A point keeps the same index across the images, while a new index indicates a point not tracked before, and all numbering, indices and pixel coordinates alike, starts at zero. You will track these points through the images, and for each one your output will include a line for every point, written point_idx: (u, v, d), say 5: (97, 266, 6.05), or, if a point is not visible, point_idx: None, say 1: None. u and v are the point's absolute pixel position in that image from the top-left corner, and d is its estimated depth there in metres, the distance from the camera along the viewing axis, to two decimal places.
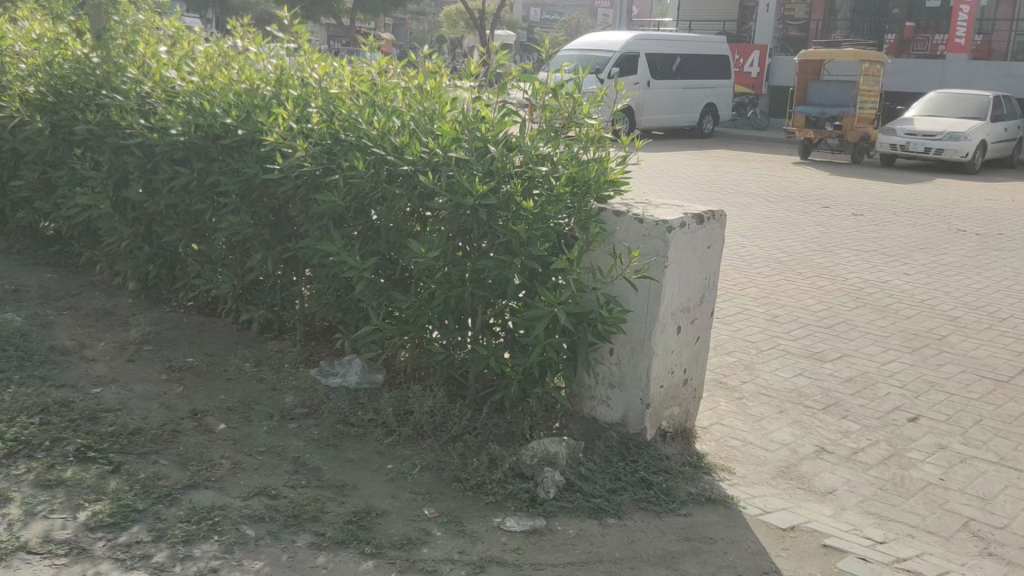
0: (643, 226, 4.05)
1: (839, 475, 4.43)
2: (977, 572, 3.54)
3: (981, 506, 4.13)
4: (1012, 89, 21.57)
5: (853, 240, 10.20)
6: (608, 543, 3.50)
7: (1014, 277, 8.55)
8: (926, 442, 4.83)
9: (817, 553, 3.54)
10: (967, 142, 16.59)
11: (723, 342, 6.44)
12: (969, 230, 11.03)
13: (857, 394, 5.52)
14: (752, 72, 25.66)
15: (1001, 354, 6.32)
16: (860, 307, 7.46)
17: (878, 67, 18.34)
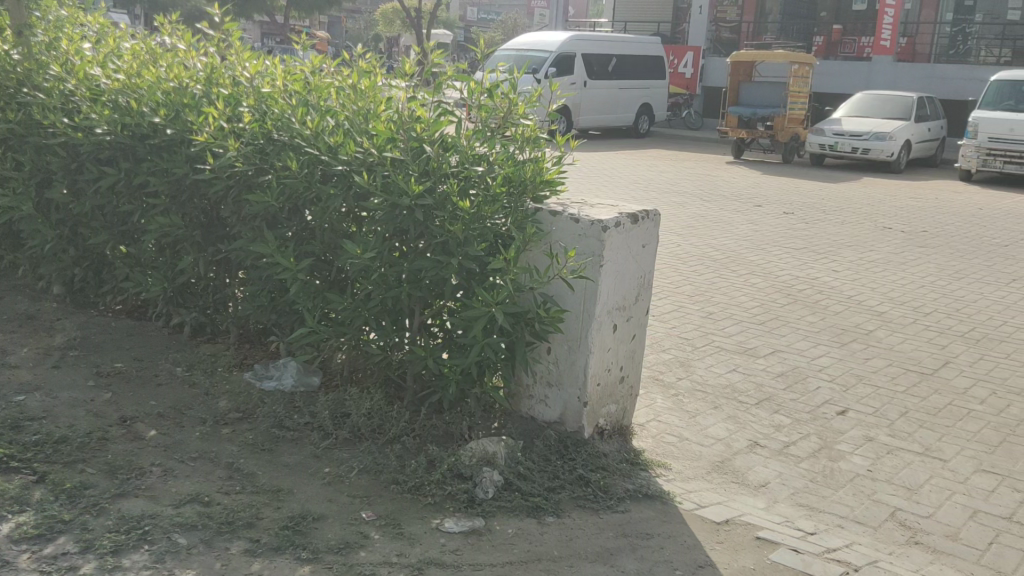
0: (579, 225, 4.08)
1: (772, 468, 4.53)
2: (903, 559, 3.66)
3: (907, 496, 4.27)
4: (934, 90, 22.31)
5: (785, 237, 10.44)
6: (547, 542, 3.52)
7: (937, 273, 8.86)
8: (854, 435, 4.98)
9: (751, 546, 3.61)
10: (892, 142, 17.11)
11: (659, 340, 6.54)
12: (894, 227, 11.39)
13: (788, 389, 5.66)
14: (686, 73, 25.96)
15: (925, 347, 6.54)
16: (791, 303, 7.64)
17: (807, 69, 18.80)
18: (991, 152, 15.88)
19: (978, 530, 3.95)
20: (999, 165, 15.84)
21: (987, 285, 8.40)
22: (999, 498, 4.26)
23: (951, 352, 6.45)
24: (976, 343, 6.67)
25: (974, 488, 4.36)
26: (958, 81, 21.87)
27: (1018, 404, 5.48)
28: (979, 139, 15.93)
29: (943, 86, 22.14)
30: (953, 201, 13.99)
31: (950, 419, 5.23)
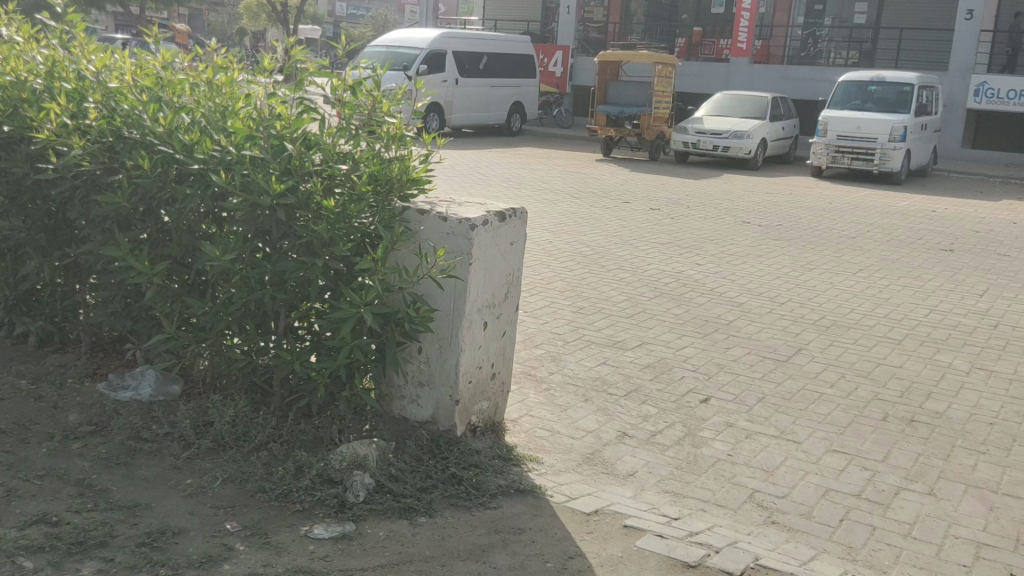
0: (447, 224, 4.08)
1: (639, 457, 4.67)
2: (761, 539, 3.84)
3: (765, 478, 4.49)
4: (787, 90, 23.47)
5: (651, 233, 10.77)
6: (419, 543, 3.50)
7: (792, 265, 9.34)
8: (716, 422, 5.19)
9: (618, 534, 3.71)
10: (750, 141, 17.94)
11: (532, 335, 6.62)
12: (752, 221, 11.94)
13: (655, 379, 5.85)
14: (556, 72, 26.23)
15: (781, 336, 6.89)
16: (657, 296, 7.89)
17: (670, 69, 19.43)
18: (839, 149, 16.88)
19: (829, 507, 4.19)
20: (847, 162, 16.87)
21: (837, 276, 8.92)
22: (848, 476, 4.53)
23: (804, 340, 6.82)
24: (828, 330, 7.07)
25: (826, 468, 4.63)
26: (809, 81, 23.08)
27: (865, 386, 5.86)
28: (829, 136, 16.91)
29: (795, 86, 23.31)
30: (805, 196, 14.80)
31: (804, 404, 5.53)
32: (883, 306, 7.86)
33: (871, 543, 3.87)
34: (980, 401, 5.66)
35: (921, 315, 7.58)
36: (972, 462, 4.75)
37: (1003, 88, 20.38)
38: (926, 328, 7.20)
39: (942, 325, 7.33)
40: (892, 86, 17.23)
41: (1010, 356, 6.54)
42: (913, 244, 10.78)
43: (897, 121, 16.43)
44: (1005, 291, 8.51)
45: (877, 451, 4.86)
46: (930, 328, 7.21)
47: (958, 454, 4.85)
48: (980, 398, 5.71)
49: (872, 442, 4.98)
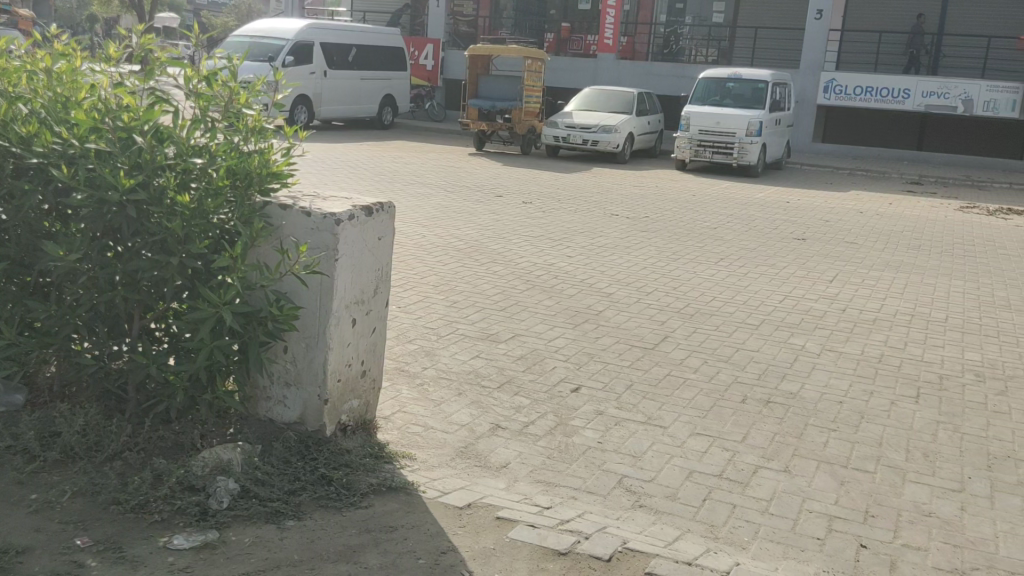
0: (310, 219, 3.99)
1: (512, 449, 4.71)
2: (629, 523, 3.95)
3: (633, 463, 4.61)
4: (652, 86, 24.20)
5: (523, 226, 10.87)
6: (286, 547, 3.41)
7: (657, 255, 9.64)
8: (586, 410, 5.29)
9: (491, 527, 3.73)
10: (617, 135, 18.39)
11: (405, 330, 6.57)
12: (620, 214, 12.24)
13: (527, 371, 5.92)
14: (427, 65, 26.12)
15: (648, 324, 7.10)
16: (529, 288, 7.97)
17: (539, 64, 19.67)
18: (701, 143, 17.54)
19: (693, 489, 4.35)
20: (708, 156, 17.55)
21: (700, 265, 9.27)
22: (710, 457, 4.72)
23: (669, 327, 7.05)
24: (691, 318, 7.34)
25: (690, 451, 4.80)
26: (672, 77, 23.89)
27: (726, 370, 6.11)
28: (692, 131, 17.56)
29: (659, 82, 24.06)
30: (671, 188, 15.31)
31: (668, 389, 5.72)
32: (742, 293, 8.21)
33: (732, 521, 4.04)
34: (831, 380, 6.01)
35: (777, 301, 7.98)
36: (823, 439, 5.03)
37: (850, 85, 21.68)
38: (782, 314, 7.58)
39: (796, 310, 7.73)
40: (748, 83, 18.03)
41: (857, 337, 6.97)
42: (770, 234, 11.33)
43: (754, 117, 17.22)
44: (852, 277, 9.06)
45: (737, 433, 5.08)
46: (786, 313, 7.60)
47: (810, 432, 5.13)
48: (831, 377, 6.06)
49: (732, 424, 5.21)
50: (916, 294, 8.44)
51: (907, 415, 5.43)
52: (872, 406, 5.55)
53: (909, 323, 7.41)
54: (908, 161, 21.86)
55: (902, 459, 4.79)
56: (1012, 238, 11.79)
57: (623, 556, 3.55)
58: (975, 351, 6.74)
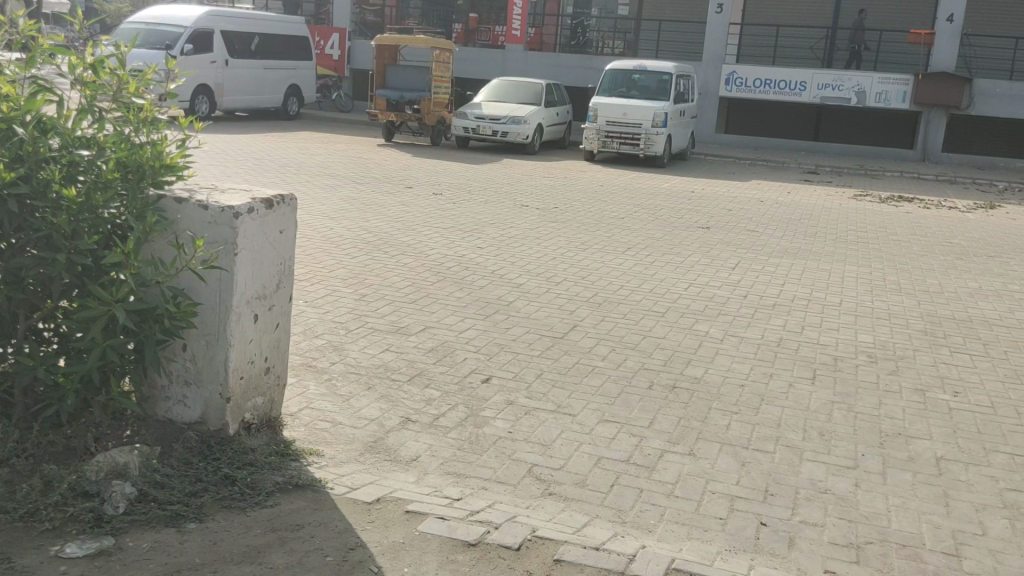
0: (207, 213, 3.88)
1: (422, 442, 4.69)
2: (539, 511, 3.99)
3: (542, 452, 4.65)
4: (560, 77, 24.41)
5: (433, 218, 10.81)
6: (188, 550, 3.32)
7: (567, 245, 9.73)
8: (497, 401, 5.31)
9: (400, 521, 3.70)
10: (526, 126, 18.45)
11: (312, 325, 6.46)
12: (530, 205, 12.30)
13: (437, 363, 5.90)
14: (333, 55, 25.74)
15: (557, 314, 7.17)
16: (440, 280, 7.94)
17: (446, 55, 19.60)
18: (609, 134, 17.80)
19: (602, 475, 4.42)
20: (616, 146, 17.82)
21: (608, 254, 9.40)
22: (618, 443, 4.80)
23: (578, 317, 7.14)
24: (600, 307, 7.44)
25: (598, 438, 4.87)
26: (579, 69, 24.10)
27: (633, 358, 6.23)
28: (599, 122, 17.79)
29: (567, 74, 24.30)
30: (579, 179, 15.50)
31: (578, 377, 5.79)
32: (649, 282, 8.37)
33: (638, 505, 4.12)
34: (733, 365, 6.19)
35: (682, 288, 8.16)
36: (726, 422, 5.18)
37: (750, 78, 22.33)
38: (686, 301, 7.76)
39: (700, 297, 7.92)
40: (654, 76, 18.34)
41: (757, 322, 7.19)
42: (675, 223, 11.57)
43: (659, 109, 17.54)
44: (753, 264, 9.35)
45: (644, 418, 5.18)
46: (690, 301, 7.78)
47: (714, 416, 5.28)
48: (734, 362, 6.25)
49: (639, 410, 5.31)
50: (814, 280, 8.76)
51: (804, 396, 5.64)
52: (772, 388, 5.75)
53: (806, 308, 7.70)
54: (805, 151, 22.58)
55: (800, 439, 4.98)
56: (901, 226, 12.34)
57: (533, 544, 3.58)
58: (867, 333, 7.05)
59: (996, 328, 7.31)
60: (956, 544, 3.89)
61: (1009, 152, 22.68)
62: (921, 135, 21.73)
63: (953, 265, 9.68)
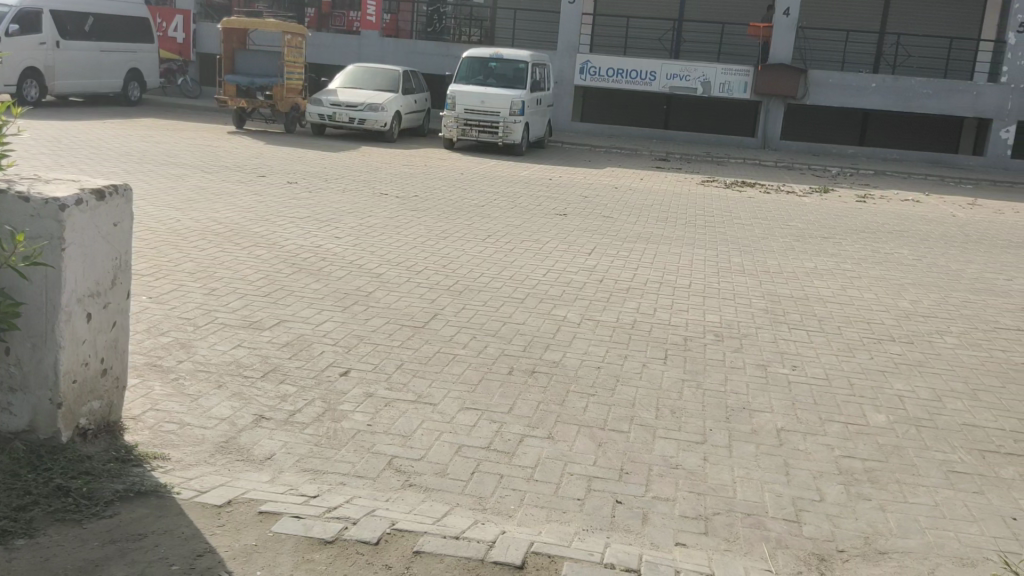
0: (29, 205, 3.59)
1: (277, 439, 4.54)
2: (398, 503, 3.94)
3: (402, 443, 4.60)
4: (418, 64, 24.26)
5: (288, 207, 10.46)
6: (15, 570, 3.11)
7: (426, 234, 9.67)
8: (355, 394, 5.21)
9: (252, 523, 3.57)
10: (384, 113, 18.21)
11: (157, 322, 6.14)
12: (389, 193, 12.14)
13: (293, 357, 5.72)
14: (178, 37, 24.64)
15: (417, 303, 7.10)
16: (295, 272, 7.72)
17: (298, 40, 19.04)
18: (467, 122, 17.84)
19: (462, 463, 4.41)
20: (474, 135, 17.85)
21: (468, 242, 9.40)
22: (478, 431, 4.80)
23: (438, 305, 7.10)
24: (459, 295, 7.42)
25: (459, 426, 4.86)
26: (436, 56, 24.06)
27: (492, 344, 6.25)
28: (458, 110, 17.83)
29: (424, 61, 24.19)
30: (439, 167, 15.42)
31: (438, 366, 5.76)
32: (508, 269, 8.42)
33: (498, 491, 4.15)
34: (589, 348, 6.32)
35: (541, 275, 8.27)
36: (583, 404, 5.29)
37: (603, 67, 22.90)
38: (545, 287, 7.87)
39: (558, 283, 8.05)
40: (510, 64, 18.45)
41: (612, 306, 7.38)
42: (533, 211, 11.70)
43: (516, 97, 17.69)
44: (608, 249, 9.59)
45: (504, 404, 5.21)
46: (548, 287, 7.88)
47: (571, 398, 5.38)
48: (590, 345, 6.38)
49: (499, 396, 5.34)
50: (665, 263, 9.06)
51: (657, 375, 5.84)
52: (626, 369, 5.93)
53: (659, 290, 7.97)
54: (657, 139, 23.32)
55: (652, 418, 5.15)
56: (746, 210, 12.97)
57: (392, 537, 3.53)
58: (714, 313, 7.36)
59: (830, 304, 7.80)
60: (797, 511, 4.12)
61: (839, 139, 24.31)
62: (761, 124, 22.85)
63: (791, 247, 10.26)
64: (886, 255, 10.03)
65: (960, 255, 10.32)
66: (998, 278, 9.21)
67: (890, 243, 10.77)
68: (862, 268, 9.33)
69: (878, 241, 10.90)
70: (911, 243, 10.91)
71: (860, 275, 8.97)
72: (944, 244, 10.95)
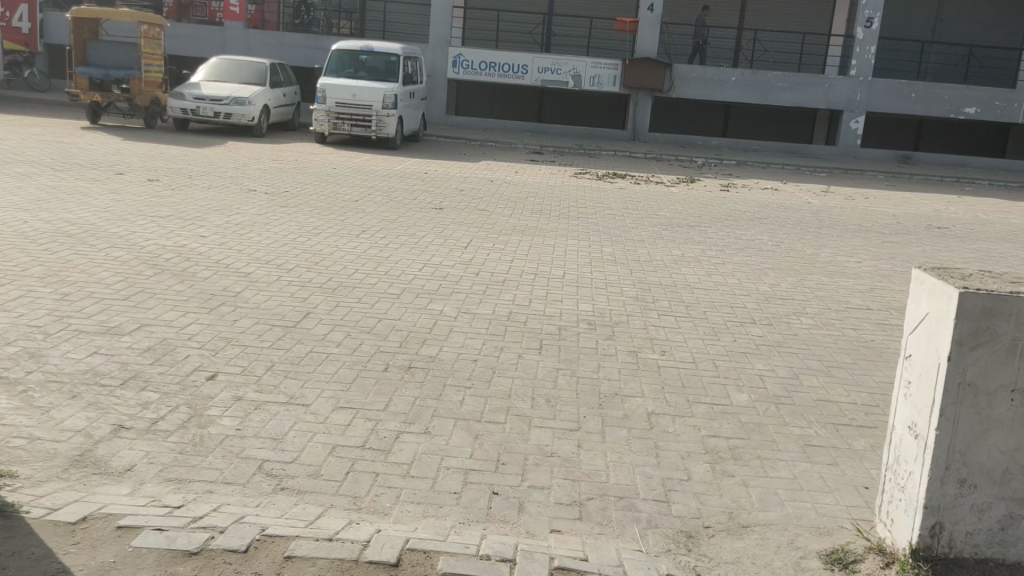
0: None
1: (138, 450, 4.33)
2: (269, 509, 3.82)
3: (274, 446, 4.47)
4: (284, 57, 23.65)
5: (148, 206, 10.00)
6: None
7: (297, 230, 9.42)
8: (223, 398, 5.03)
9: (111, 538, 3.40)
10: (252, 107, 17.64)
11: (3, 331, 5.74)
12: (258, 189, 11.80)
13: (155, 362, 5.47)
14: (23, 28, 23.20)
15: (288, 302, 6.92)
16: (157, 273, 7.39)
17: (156, 31, 18.24)
18: (339, 116, 17.50)
19: (336, 463, 4.33)
20: (347, 128, 17.55)
21: (340, 238, 9.21)
22: (353, 429, 4.73)
23: (311, 303, 6.94)
24: (333, 293, 7.27)
25: (333, 426, 4.76)
26: (305, 48, 23.50)
27: (367, 341, 6.17)
28: (328, 103, 17.44)
29: (291, 54, 23.61)
30: (311, 162, 15.07)
31: (311, 366, 5.63)
32: (383, 264, 8.32)
33: (374, 489, 4.09)
34: (466, 341, 6.33)
35: (416, 269, 8.22)
36: (460, 397, 5.29)
37: (476, 61, 23.01)
38: (421, 281, 7.83)
39: (434, 276, 8.02)
40: (381, 56, 18.21)
41: (488, 298, 7.42)
42: (409, 205, 11.61)
43: (388, 90, 17.52)
44: (484, 242, 9.63)
45: (379, 401, 5.15)
46: (424, 281, 7.84)
47: (448, 392, 5.37)
48: (467, 338, 6.38)
49: (375, 393, 5.26)
50: (540, 255, 9.16)
51: (532, 365, 5.91)
52: (502, 360, 5.96)
53: (534, 282, 8.04)
54: (530, 132, 23.56)
55: (529, 408, 5.20)
56: (618, 201, 13.29)
57: (261, 543, 3.43)
58: (587, 302, 7.51)
59: (696, 291, 8.07)
60: (666, 491, 4.25)
61: (705, 130, 25.21)
62: (631, 117, 23.46)
63: (660, 236, 10.60)
64: (748, 242, 10.50)
65: (815, 240, 10.90)
66: (849, 261, 9.78)
67: (751, 230, 11.24)
68: (726, 254, 9.70)
69: (741, 228, 11.39)
70: (771, 229, 11.46)
71: (724, 261, 9.33)
72: (800, 230, 11.53)
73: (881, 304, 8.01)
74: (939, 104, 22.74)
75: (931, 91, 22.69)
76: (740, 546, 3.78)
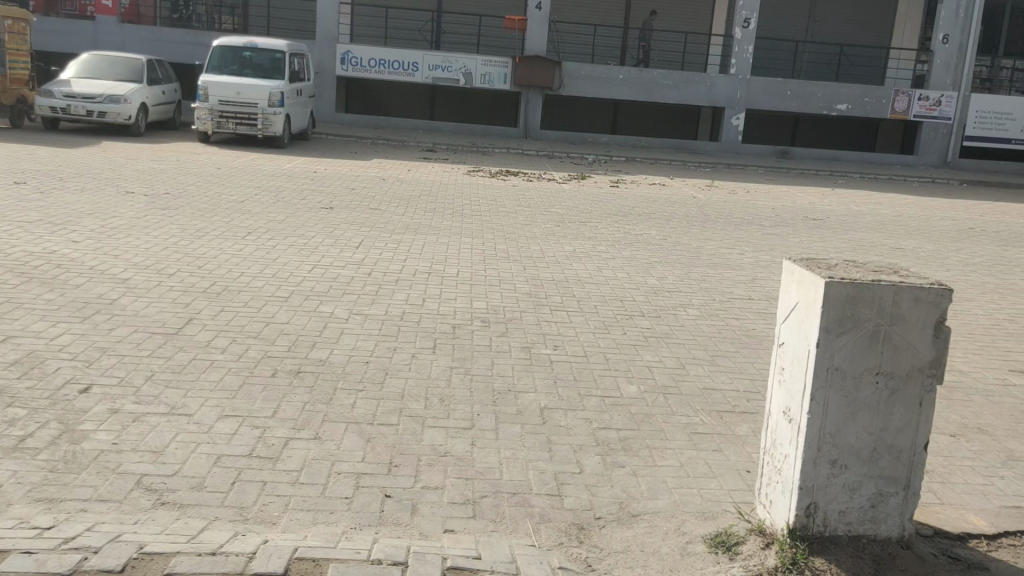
0: None
1: (4, 470, 4.08)
2: (148, 525, 3.66)
3: (153, 459, 4.29)
4: (162, 53, 22.79)
5: (14, 210, 9.43)
6: None
7: (179, 234, 9.06)
8: (98, 411, 4.79)
9: None
10: (128, 105, 16.89)
11: None
12: (136, 191, 11.31)
13: (23, 377, 5.16)
14: None
15: (170, 308, 6.66)
16: (24, 281, 6.97)
17: (21, 25, 17.18)
18: (223, 114, 16.96)
19: (221, 473, 4.19)
20: (232, 127, 17.04)
21: (225, 241, 8.92)
22: (239, 438, 4.57)
23: (194, 309, 6.69)
24: (218, 297, 7.03)
25: (217, 435, 4.61)
26: (185, 45, 22.70)
27: (254, 347, 5.99)
28: (211, 101, 16.87)
29: (170, 49, 22.78)
30: (194, 162, 14.55)
31: (193, 374, 5.43)
32: (271, 266, 8.10)
33: (261, 498, 3.97)
34: (357, 343, 6.22)
35: (306, 271, 8.04)
36: (351, 401, 5.20)
37: (365, 58, 22.71)
38: (311, 283, 7.65)
39: (324, 278, 7.87)
40: (266, 53, 17.72)
41: (381, 299, 7.32)
42: (297, 205, 11.36)
43: (274, 88, 17.09)
44: (375, 241, 9.51)
45: (267, 408, 5.00)
46: (314, 282, 7.67)
47: (339, 395, 5.27)
48: (358, 340, 6.28)
49: (262, 400, 5.12)
50: (433, 254, 9.10)
51: (425, 365, 5.86)
52: (395, 362, 5.90)
53: (426, 281, 7.98)
54: (423, 130, 23.48)
55: (421, 408, 5.15)
56: (510, 197, 13.36)
57: (139, 562, 3.28)
58: (481, 300, 7.51)
59: (587, 285, 8.19)
60: (558, 485, 4.29)
61: (595, 126, 25.63)
62: (523, 114, 23.65)
63: (551, 232, 10.71)
64: (636, 236, 10.73)
65: (700, 233, 11.24)
66: (732, 253, 10.12)
67: (639, 225, 11.47)
68: (615, 249, 9.87)
69: (630, 223, 11.63)
70: (659, 224, 11.74)
71: (614, 256, 9.49)
72: (686, 224, 11.84)
73: (762, 293, 8.32)
74: (814, 101, 23.79)
75: (805, 89, 23.70)
76: (629, 535, 3.86)
